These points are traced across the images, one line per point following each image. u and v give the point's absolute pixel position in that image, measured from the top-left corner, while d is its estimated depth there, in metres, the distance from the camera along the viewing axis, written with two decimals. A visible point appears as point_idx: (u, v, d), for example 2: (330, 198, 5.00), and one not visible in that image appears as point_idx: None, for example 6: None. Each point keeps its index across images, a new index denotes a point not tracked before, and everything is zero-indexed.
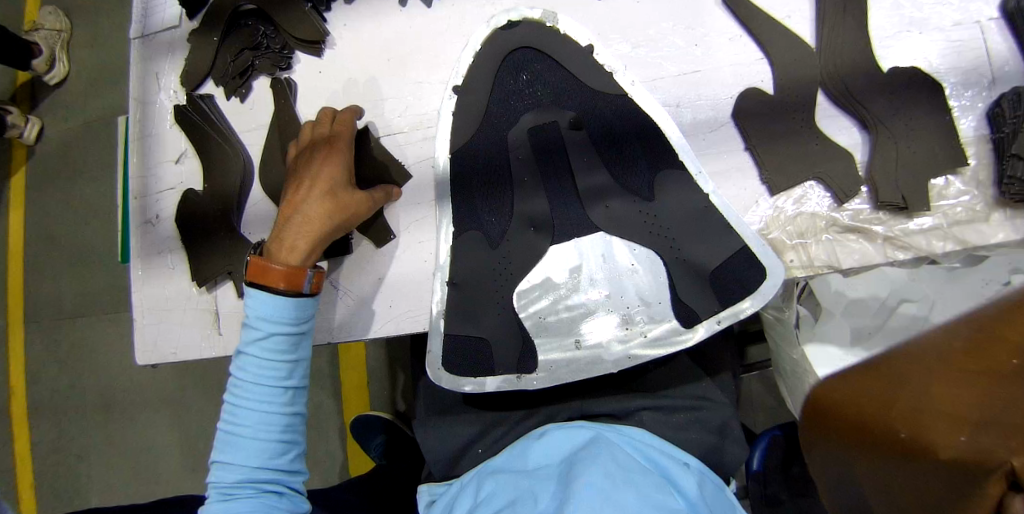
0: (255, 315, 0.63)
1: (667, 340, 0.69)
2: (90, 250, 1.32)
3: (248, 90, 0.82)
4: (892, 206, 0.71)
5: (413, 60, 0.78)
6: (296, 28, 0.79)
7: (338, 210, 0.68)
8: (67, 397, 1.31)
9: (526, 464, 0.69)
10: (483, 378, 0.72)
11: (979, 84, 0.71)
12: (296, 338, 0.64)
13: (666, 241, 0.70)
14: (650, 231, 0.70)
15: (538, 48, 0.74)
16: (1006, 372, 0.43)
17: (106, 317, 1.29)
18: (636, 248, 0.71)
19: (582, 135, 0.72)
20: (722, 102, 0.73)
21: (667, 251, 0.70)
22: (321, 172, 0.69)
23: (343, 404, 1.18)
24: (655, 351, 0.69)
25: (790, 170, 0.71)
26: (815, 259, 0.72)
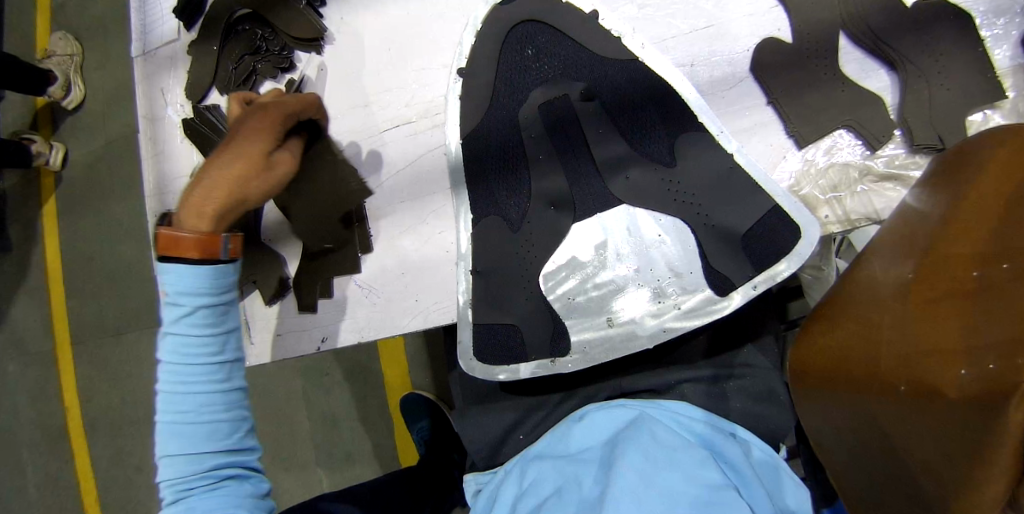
0: (175, 292, 0.61)
1: (702, 310, 0.67)
2: (124, 268, 1.34)
3: (255, 96, 0.82)
4: (929, 148, 0.67)
5: (414, 47, 0.76)
6: (293, 27, 0.78)
7: (255, 176, 0.66)
8: (119, 411, 1.34)
9: (568, 448, 0.68)
10: (516, 365, 0.71)
11: (1011, 10, 0.67)
12: (220, 309, 0.62)
13: (692, 207, 0.67)
14: (675, 199, 0.68)
15: (540, 21, 0.72)
16: (975, 294, 0.48)
17: (146, 332, 1.32)
18: (662, 218, 0.68)
19: (595, 106, 0.70)
20: (739, 57, 0.70)
21: (695, 218, 0.67)
22: (247, 141, 0.66)
23: (390, 398, 1.19)
24: (690, 323, 0.67)
25: (817, 120, 0.68)
26: (851, 213, 0.67)
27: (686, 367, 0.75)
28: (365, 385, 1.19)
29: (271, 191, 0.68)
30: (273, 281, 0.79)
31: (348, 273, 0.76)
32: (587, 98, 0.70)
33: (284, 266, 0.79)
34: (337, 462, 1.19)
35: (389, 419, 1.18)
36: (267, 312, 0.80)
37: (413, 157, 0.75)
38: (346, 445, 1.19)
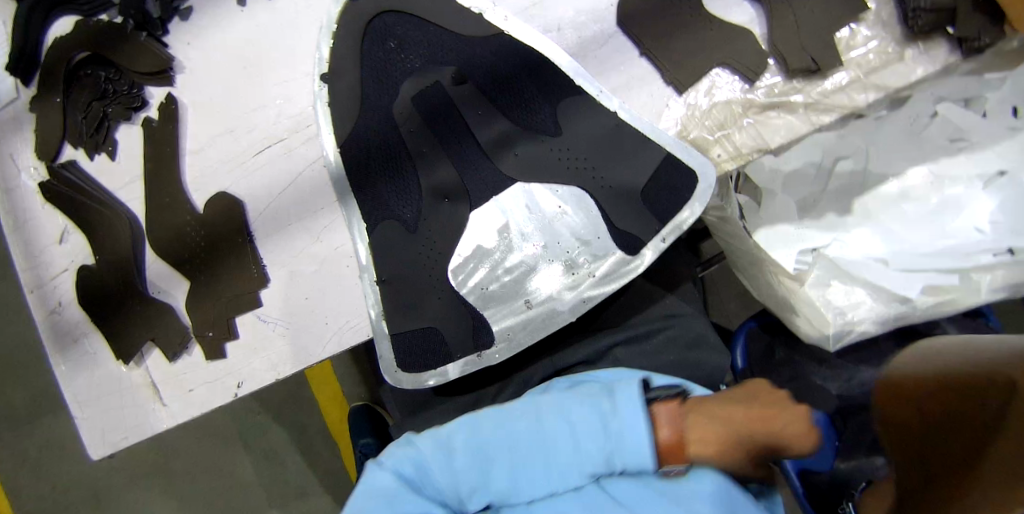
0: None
1: (617, 273, 0.66)
2: (24, 348, 1.22)
3: (113, 144, 0.75)
4: (804, 71, 0.67)
5: (270, 61, 0.71)
6: (138, 62, 0.73)
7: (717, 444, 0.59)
8: (44, 504, 1.21)
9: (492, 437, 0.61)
10: (444, 367, 0.68)
11: None
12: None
13: (587, 172, 0.66)
14: (568, 167, 0.66)
15: (396, 11, 0.68)
16: None
17: (63, 412, 1.20)
18: (559, 189, 0.66)
19: (469, 88, 0.67)
20: (603, 13, 0.68)
21: (591, 183, 0.66)
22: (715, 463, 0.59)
23: (328, 422, 1.16)
24: (606, 288, 0.66)
25: (691, 63, 0.67)
26: (741, 147, 0.67)
27: (615, 329, 0.74)
28: (310, 418, 1.16)
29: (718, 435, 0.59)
30: (174, 334, 0.73)
31: (250, 310, 0.71)
32: (459, 82, 0.67)
33: (180, 318, 0.74)
34: (290, 499, 1.16)
35: (331, 442, 1.15)
36: (171, 369, 0.75)
37: (293, 174, 0.70)
38: (296, 480, 1.16)
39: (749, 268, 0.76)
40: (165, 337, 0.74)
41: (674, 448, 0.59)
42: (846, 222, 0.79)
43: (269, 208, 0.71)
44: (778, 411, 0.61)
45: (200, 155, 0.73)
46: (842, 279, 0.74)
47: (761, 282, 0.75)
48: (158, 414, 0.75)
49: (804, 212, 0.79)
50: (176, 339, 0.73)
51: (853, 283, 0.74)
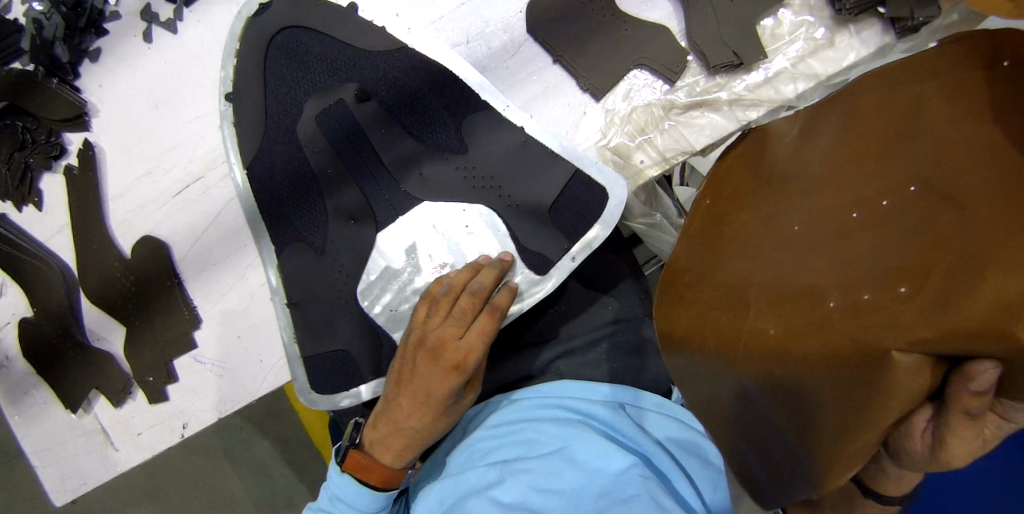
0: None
1: (526, 293, 0.64)
2: None
3: (38, 194, 0.74)
4: (727, 66, 0.64)
5: (180, 98, 0.70)
6: (51, 109, 0.72)
7: (440, 372, 0.57)
8: None
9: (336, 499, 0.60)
10: (357, 389, 0.68)
11: None
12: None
13: (493, 190, 0.64)
14: (473, 185, 0.65)
15: (299, 23, 0.66)
16: (782, 321, 0.45)
17: None
18: (467, 207, 0.65)
19: (378, 111, 0.65)
20: (512, 20, 0.65)
21: (497, 201, 0.64)
22: (432, 381, 0.57)
23: None
24: (516, 310, 0.64)
25: (607, 66, 0.65)
26: (664, 151, 0.65)
27: (558, 341, 0.72)
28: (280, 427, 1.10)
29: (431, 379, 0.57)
30: (116, 380, 0.73)
31: (186, 351, 0.71)
32: (364, 103, 0.65)
33: (121, 364, 0.74)
34: None
35: None
36: (119, 415, 0.75)
37: (214, 214, 0.69)
38: None
39: None
40: (108, 383, 0.74)
41: (382, 473, 0.60)
42: None
43: (194, 248, 0.70)
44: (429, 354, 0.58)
45: (122, 198, 0.71)
46: None
47: None
48: (113, 458, 0.75)
49: None
50: (118, 384, 0.73)
51: None
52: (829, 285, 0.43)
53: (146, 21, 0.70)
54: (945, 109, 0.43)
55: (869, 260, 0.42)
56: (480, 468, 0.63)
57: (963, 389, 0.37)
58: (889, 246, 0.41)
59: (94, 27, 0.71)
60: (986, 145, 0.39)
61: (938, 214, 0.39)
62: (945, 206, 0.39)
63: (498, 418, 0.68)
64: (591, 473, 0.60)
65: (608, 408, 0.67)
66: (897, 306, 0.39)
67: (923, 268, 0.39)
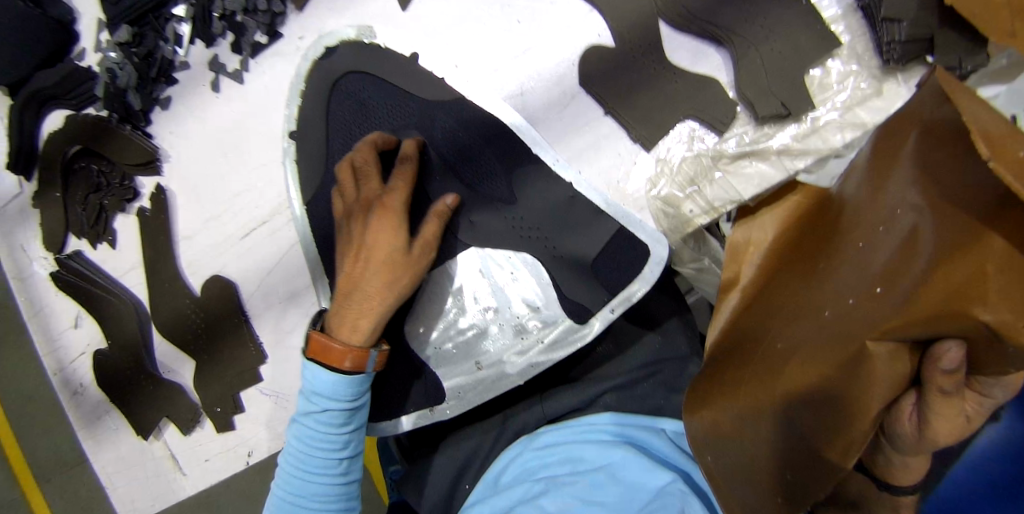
0: (324, 430, 0.61)
1: (565, 341, 0.68)
2: None
3: (112, 233, 0.79)
4: (776, 117, 0.65)
5: (247, 145, 0.73)
6: (125, 154, 0.76)
7: (376, 245, 0.63)
8: None
9: (313, 388, 0.61)
10: (397, 419, 0.71)
11: None
12: (348, 411, 0.62)
13: (539, 240, 0.68)
14: (520, 234, 0.68)
15: (360, 71, 0.69)
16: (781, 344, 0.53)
17: None
18: (512, 255, 0.68)
19: (433, 161, 0.68)
20: (565, 73, 0.68)
21: (543, 250, 0.68)
22: (374, 237, 0.63)
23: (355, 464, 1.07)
24: (555, 355, 0.68)
25: (656, 117, 0.67)
26: (713, 200, 0.65)
27: (606, 379, 0.74)
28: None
29: (376, 272, 0.62)
30: (184, 409, 0.78)
31: (253, 384, 0.75)
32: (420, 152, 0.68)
33: (189, 395, 0.78)
34: None
35: None
36: (187, 442, 0.79)
37: (278, 258, 0.73)
38: None
39: None
40: (177, 411, 0.78)
41: (336, 352, 0.60)
42: None
43: (261, 287, 0.74)
44: (365, 255, 0.63)
45: (192, 240, 0.76)
46: None
47: None
48: (180, 483, 0.80)
49: None
50: (186, 414, 0.77)
51: None
52: (827, 300, 0.51)
53: (214, 71, 0.74)
54: (919, 138, 0.48)
55: (855, 273, 0.49)
56: (526, 483, 0.65)
57: (935, 370, 0.44)
58: (872, 261, 0.48)
59: (164, 76, 0.75)
60: (949, 164, 0.45)
61: (910, 224, 0.46)
62: (916, 216, 0.46)
63: (544, 440, 0.70)
64: (634, 487, 0.61)
65: (650, 432, 0.69)
66: (874, 306, 0.46)
67: (897, 270, 0.46)
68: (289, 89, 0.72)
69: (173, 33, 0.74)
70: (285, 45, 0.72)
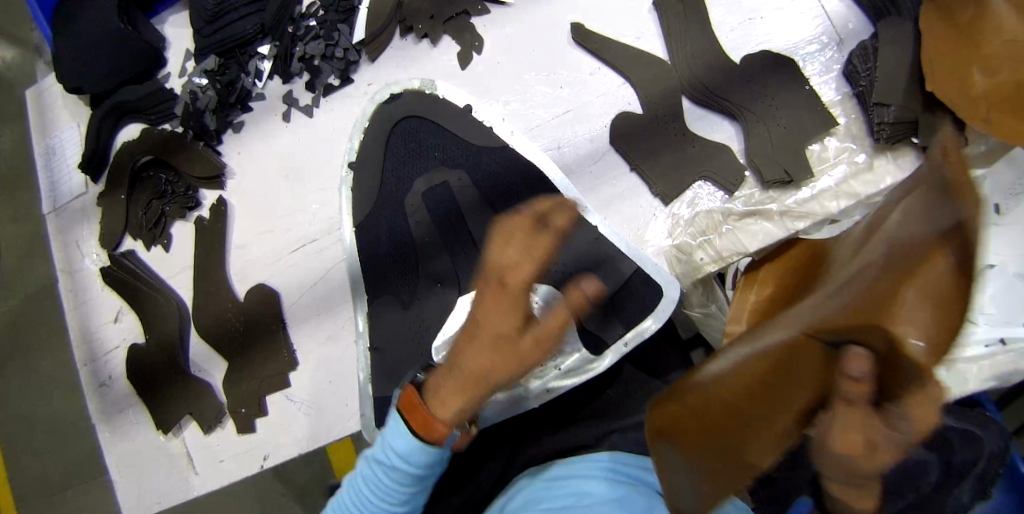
0: (387, 483, 0.54)
1: (580, 369, 0.73)
2: None
3: (168, 237, 0.85)
4: (779, 182, 0.74)
5: (307, 170, 0.82)
6: (194, 166, 0.84)
7: None
8: None
9: (393, 435, 0.54)
10: None
11: (827, 42, 0.78)
12: (414, 478, 0.54)
13: (564, 276, 0.74)
14: (548, 268, 0.75)
15: (419, 115, 0.79)
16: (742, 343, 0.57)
17: None
18: (539, 287, 0.75)
19: (474, 196, 0.75)
20: (598, 132, 0.78)
21: (567, 285, 0.74)
22: None
23: None
24: (569, 381, 0.73)
25: (676, 176, 0.75)
26: (721, 251, 0.73)
27: None
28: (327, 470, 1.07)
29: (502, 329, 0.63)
30: (209, 408, 0.81)
31: (281, 390, 0.79)
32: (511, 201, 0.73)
33: (216, 394, 0.82)
34: None
35: None
36: (205, 442, 0.82)
37: (322, 273, 0.80)
38: None
39: None
40: (202, 410, 0.82)
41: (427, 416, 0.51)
42: None
43: (301, 298, 0.80)
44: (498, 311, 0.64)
45: (243, 250, 0.82)
46: None
47: None
48: (192, 482, 0.82)
49: None
50: (210, 413, 0.81)
51: None
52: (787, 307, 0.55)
53: (287, 104, 0.83)
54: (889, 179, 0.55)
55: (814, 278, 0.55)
56: None
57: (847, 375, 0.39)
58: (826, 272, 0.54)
59: (241, 104, 0.84)
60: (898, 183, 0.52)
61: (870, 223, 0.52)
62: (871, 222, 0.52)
63: (551, 474, 0.66)
64: None
65: None
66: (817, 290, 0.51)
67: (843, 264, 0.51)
68: (353, 125, 0.81)
69: (255, 68, 0.84)
70: (354, 90, 0.82)
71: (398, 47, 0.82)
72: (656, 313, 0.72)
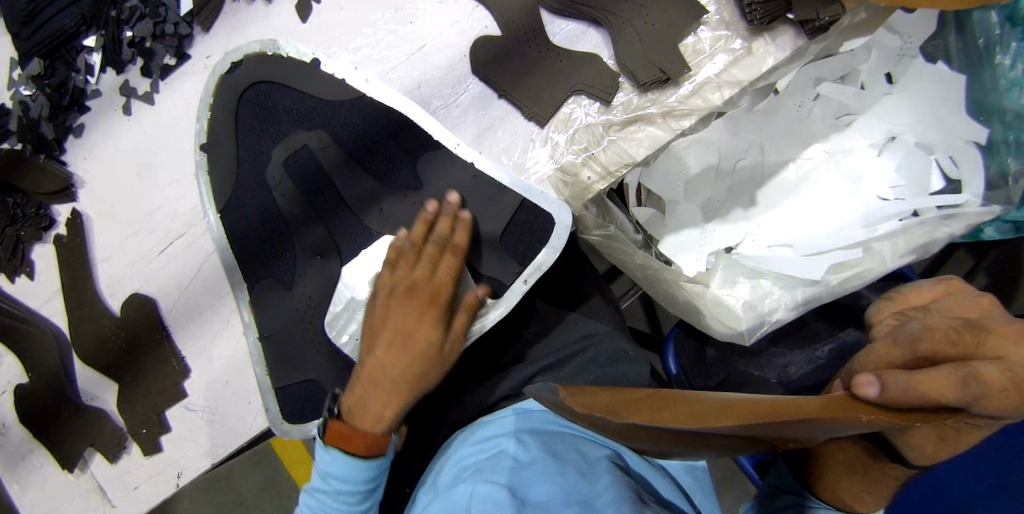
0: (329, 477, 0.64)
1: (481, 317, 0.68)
2: None
3: (30, 265, 0.78)
4: (657, 82, 0.70)
5: (160, 163, 0.75)
6: (38, 183, 0.77)
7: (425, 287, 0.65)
8: None
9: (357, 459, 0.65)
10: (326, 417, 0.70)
11: None
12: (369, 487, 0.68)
13: None
14: None
15: (267, 80, 0.72)
16: (865, 411, 0.45)
17: None
18: None
19: (338, 155, 0.70)
20: (459, 63, 0.72)
21: None
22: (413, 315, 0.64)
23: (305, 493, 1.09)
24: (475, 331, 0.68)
25: (547, 95, 0.70)
26: (608, 166, 0.69)
27: (536, 358, 0.77)
28: (266, 489, 1.06)
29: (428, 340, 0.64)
30: (110, 434, 0.76)
31: (178, 401, 0.74)
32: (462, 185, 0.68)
33: (114, 419, 0.76)
34: None
35: None
36: (115, 471, 0.76)
37: (198, 268, 0.74)
38: None
39: (648, 279, 0.73)
40: (104, 438, 0.76)
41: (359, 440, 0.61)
42: (752, 213, 0.84)
43: (180, 300, 0.74)
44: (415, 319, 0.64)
45: (111, 261, 0.76)
46: (748, 275, 0.77)
47: (661, 291, 0.75)
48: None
49: (709, 215, 0.82)
50: (112, 439, 0.76)
51: (759, 275, 0.76)
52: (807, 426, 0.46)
53: (125, 95, 0.76)
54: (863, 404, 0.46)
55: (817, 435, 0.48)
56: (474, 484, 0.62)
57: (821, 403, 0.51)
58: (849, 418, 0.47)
59: (77, 105, 0.77)
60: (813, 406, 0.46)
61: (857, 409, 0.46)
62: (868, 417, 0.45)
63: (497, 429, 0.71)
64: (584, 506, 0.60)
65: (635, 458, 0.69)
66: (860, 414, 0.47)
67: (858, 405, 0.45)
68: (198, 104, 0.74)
69: (84, 63, 0.77)
70: (193, 66, 0.75)
71: (230, 13, 0.75)
72: (551, 242, 0.67)
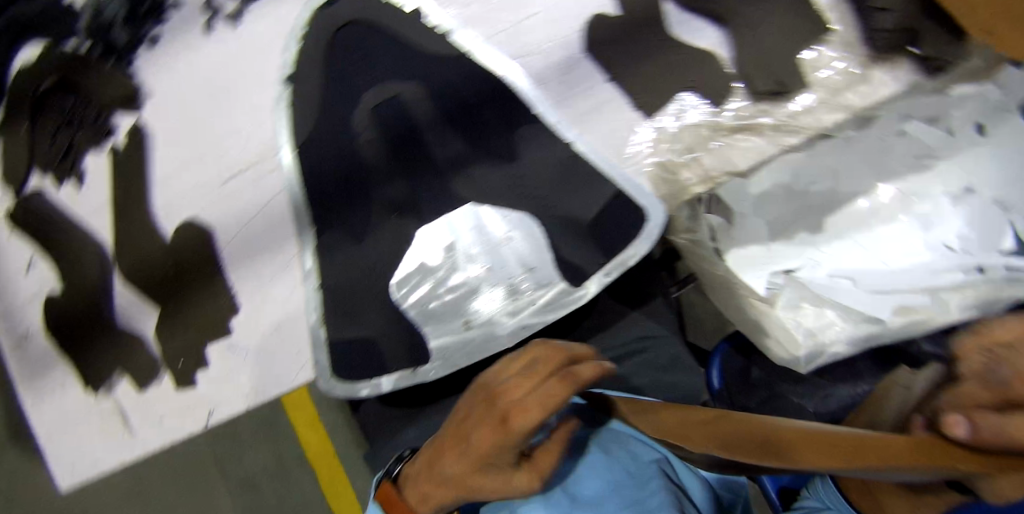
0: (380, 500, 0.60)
1: (559, 302, 0.66)
2: None
3: (81, 172, 0.74)
4: (771, 93, 0.68)
5: (238, 88, 0.71)
6: (107, 90, 0.74)
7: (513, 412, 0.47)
8: None
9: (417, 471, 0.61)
10: (379, 379, 0.66)
11: None
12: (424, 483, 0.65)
13: (538, 200, 0.67)
14: (518, 193, 0.67)
15: (366, 21, 0.68)
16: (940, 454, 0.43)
17: None
18: (509, 215, 0.67)
19: (433, 112, 0.67)
20: (571, 39, 0.69)
21: (541, 210, 0.67)
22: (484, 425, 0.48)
23: None
24: (548, 316, 0.66)
25: (657, 87, 0.68)
26: (709, 170, 0.69)
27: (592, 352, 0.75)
28: None
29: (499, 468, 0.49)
30: (143, 361, 0.73)
31: (221, 337, 0.71)
32: (557, 165, 0.66)
33: (147, 347, 0.73)
34: None
35: None
36: (141, 399, 0.73)
37: (263, 204, 0.70)
38: None
39: (722, 289, 0.70)
40: (135, 363, 0.73)
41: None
42: None
43: (238, 235, 0.71)
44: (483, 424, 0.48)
45: (169, 182, 0.72)
46: None
47: (732, 306, 0.70)
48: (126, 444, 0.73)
49: None
50: (145, 366, 0.72)
51: None
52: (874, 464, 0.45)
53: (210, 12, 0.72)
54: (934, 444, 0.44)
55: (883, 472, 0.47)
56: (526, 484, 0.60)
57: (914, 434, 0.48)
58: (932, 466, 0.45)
59: (156, 15, 0.74)
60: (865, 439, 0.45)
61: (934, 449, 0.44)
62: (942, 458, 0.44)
63: None
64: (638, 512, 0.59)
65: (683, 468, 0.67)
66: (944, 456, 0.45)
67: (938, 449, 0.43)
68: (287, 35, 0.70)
69: None
70: None
71: None
72: (644, 238, 0.64)
